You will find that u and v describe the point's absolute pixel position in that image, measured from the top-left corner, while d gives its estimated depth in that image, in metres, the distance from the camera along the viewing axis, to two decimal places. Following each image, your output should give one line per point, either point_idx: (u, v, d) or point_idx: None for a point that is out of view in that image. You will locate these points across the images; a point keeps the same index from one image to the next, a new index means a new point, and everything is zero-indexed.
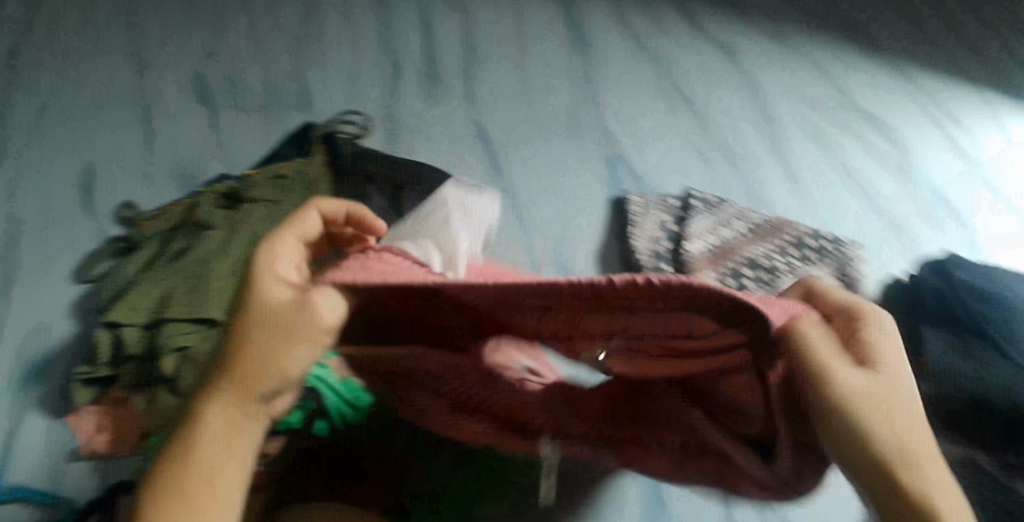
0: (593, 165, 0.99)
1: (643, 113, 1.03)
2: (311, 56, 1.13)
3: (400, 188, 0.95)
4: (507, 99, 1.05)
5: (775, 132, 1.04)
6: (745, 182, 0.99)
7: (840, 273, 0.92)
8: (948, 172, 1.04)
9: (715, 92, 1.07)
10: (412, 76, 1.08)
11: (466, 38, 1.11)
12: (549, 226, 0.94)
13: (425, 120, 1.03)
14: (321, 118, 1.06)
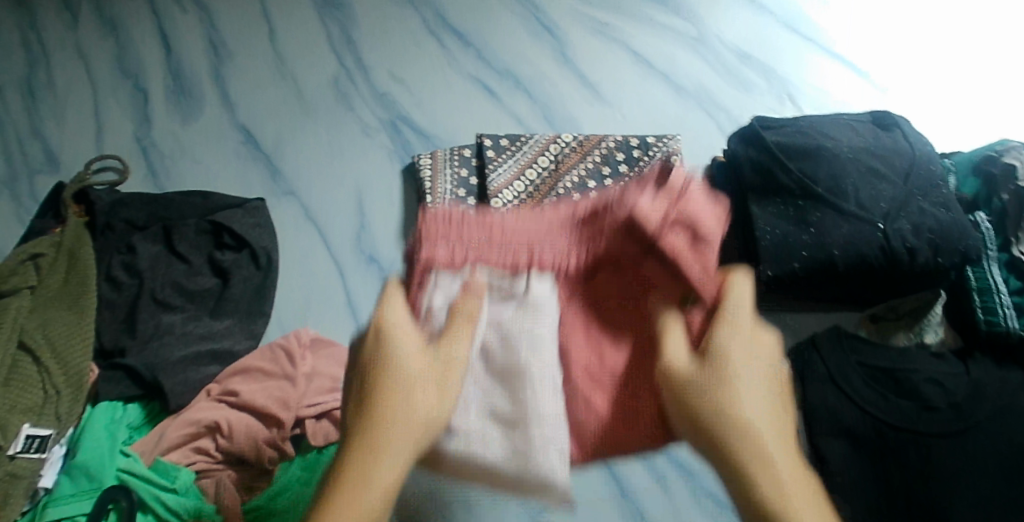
0: (375, 137, 0.93)
1: (413, 63, 0.98)
2: (46, 101, 0.99)
3: (171, 228, 0.86)
4: (268, 91, 0.97)
5: (554, 40, 1.00)
6: (538, 103, 0.96)
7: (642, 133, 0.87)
8: (739, 27, 1.03)
9: (485, 15, 1.02)
10: (161, 97, 0.98)
11: (211, 38, 1.02)
12: (339, 220, 0.88)
13: (184, 142, 0.95)
14: (73, 172, 0.94)
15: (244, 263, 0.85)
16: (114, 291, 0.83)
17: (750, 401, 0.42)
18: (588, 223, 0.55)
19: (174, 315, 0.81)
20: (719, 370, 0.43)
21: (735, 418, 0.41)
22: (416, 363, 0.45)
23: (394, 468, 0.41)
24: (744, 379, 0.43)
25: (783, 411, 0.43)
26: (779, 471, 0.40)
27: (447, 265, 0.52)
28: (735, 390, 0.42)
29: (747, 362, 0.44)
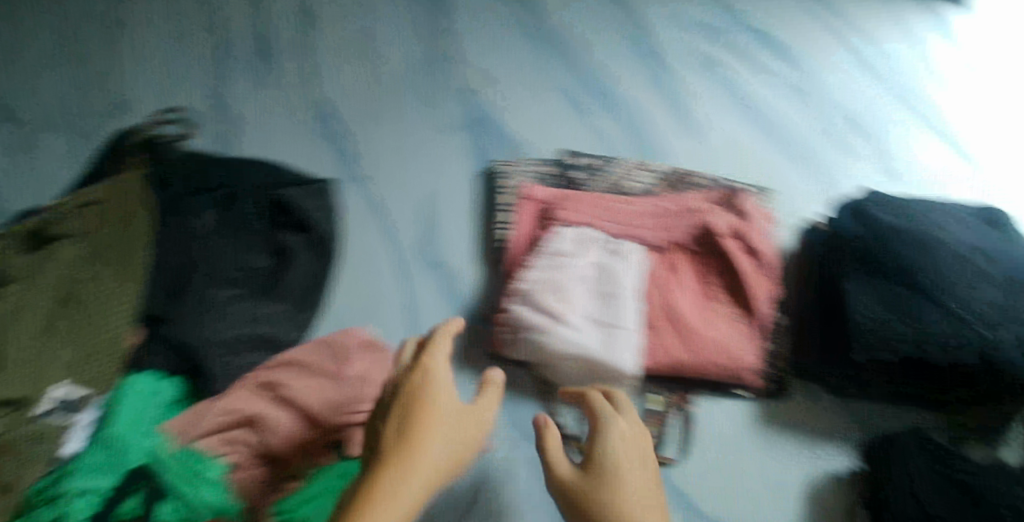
0: (453, 135, 0.87)
1: (505, 62, 0.92)
2: (127, 41, 0.96)
3: (232, 196, 0.82)
4: (350, 67, 0.92)
5: (657, 65, 0.94)
6: (632, 130, 0.89)
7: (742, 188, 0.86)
8: (849, 86, 0.97)
9: (587, 27, 0.96)
10: (243, 57, 0.94)
11: (303, 4, 0.97)
12: (407, 221, 0.83)
13: (255, 106, 0.90)
14: (141, 121, 0.90)
15: (301, 249, 0.80)
16: (162, 252, 0.79)
17: (428, 458, 0.59)
18: (659, 239, 0.81)
19: (221, 289, 0.77)
20: (558, 447, 0.66)
21: (614, 516, 0.59)
22: (441, 459, 0.59)
23: (411, 489, 0.56)
24: (631, 512, 0.59)
25: (418, 492, 0.57)
26: (402, 499, 0.55)
27: (571, 224, 0.80)
28: (621, 499, 0.60)
29: (628, 471, 0.62)
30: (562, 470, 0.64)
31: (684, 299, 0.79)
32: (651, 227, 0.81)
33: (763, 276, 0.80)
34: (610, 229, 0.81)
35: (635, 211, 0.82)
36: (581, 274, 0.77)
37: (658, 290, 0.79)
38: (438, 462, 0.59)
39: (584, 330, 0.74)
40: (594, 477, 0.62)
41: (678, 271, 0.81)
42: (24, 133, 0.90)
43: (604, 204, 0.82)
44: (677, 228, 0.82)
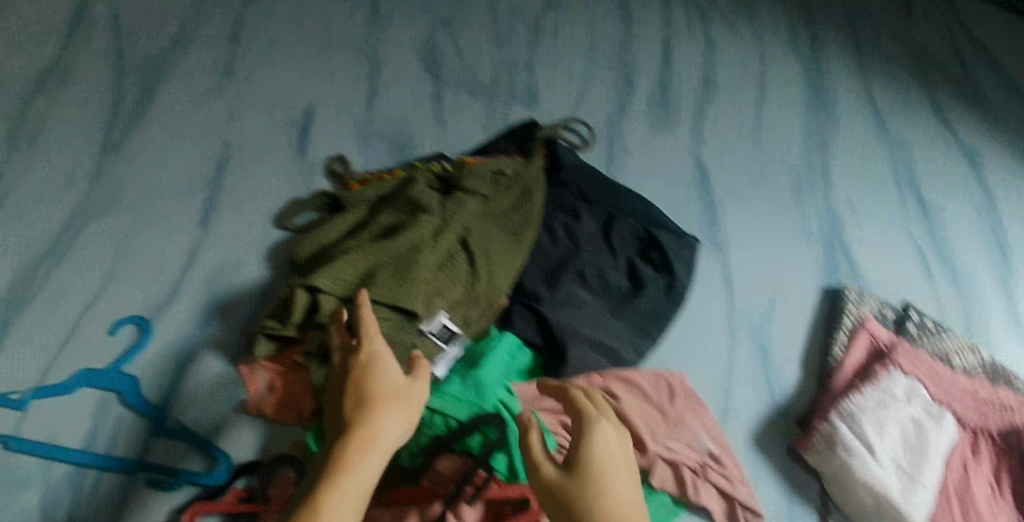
0: (810, 245, 0.95)
1: (872, 201, 1.00)
2: (551, 43, 1.07)
3: (614, 217, 0.91)
4: (737, 147, 1.01)
5: (1003, 258, 1.00)
6: (968, 308, 0.95)
7: None
8: None
9: (948, 200, 1.03)
10: (644, 97, 1.03)
11: (706, 73, 1.07)
12: (750, 302, 0.91)
13: (648, 146, 0.99)
14: (546, 115, 1.00)
15: (658, 285, 0.88)
16: (548, 241, 0.89)
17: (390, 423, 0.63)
18: (972, 421, 0.84)
19: (588, 295, 0.86)
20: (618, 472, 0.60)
21: (603, 517, 0.57)
22: (391, 383, 0.65)
23: (381, 445, 0.61)
24: (617, 511, 0.57)
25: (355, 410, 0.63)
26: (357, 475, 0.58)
27: (899, 369, 0.86)
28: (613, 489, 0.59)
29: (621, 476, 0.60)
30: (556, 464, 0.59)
31: (980, 488, 0.80)
32: (968, 407, 0.85)
33: None
34: (929, 389, 0.85)
35: (958, 386, 0.86)
36: (896, 416, 0.82)
37: (959, 464, 0.81)
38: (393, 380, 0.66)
39: (890, 471, 0.78)
40: (575, 477, 0.58)
41: (980, 459, 0.82)
42: (449, 86, 1.02)
43: (930, 367, 0.87)
44: (992, 420, 0.84)
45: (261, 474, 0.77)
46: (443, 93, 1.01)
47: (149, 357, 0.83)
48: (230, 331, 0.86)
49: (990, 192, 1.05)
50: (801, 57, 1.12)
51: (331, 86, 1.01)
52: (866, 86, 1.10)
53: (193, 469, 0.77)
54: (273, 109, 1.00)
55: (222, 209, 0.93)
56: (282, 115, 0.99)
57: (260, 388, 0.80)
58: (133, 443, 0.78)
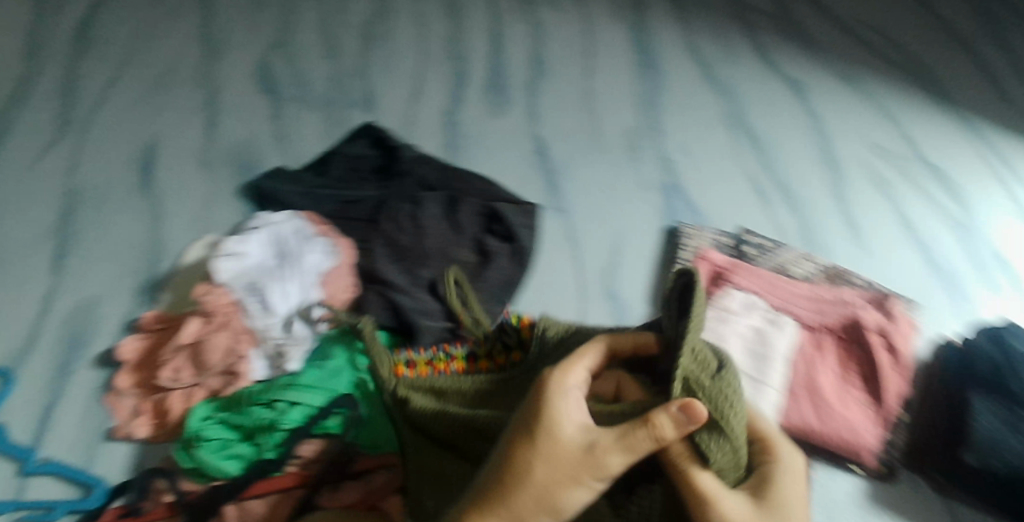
0: (650, 192, 1.00)
1: (702, 142, 1.05)
2: (382, 45, 1.12)
3: (455, 198, 0.96)
4: (569, 112, 1.05)
5: (837, 172, 1.05)
6: (805, 223, 1.00)
7: (892, 295, 0.94)
8: (1007, 230, 1.06)
9: (779, 126, 1.08)
10: (479, 86, 1.07)
11: (536, 51, 1.11)
12: (597, 253, 0.96)
13: (484, 128, 1.04)
14: (382, 114, 1.06)
15: (502, 255, 0.93)
16: (394, 231, 0.94)
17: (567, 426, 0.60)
18: (811, 322, 0.90)
19: (433, 273, 0.91)
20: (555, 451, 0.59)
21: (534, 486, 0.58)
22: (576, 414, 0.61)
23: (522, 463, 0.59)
24: (532, 472, 0.58)
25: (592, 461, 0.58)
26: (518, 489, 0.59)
27: (739, 286, 0.90)
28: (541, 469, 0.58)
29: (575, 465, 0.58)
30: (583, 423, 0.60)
31: (822, 379, 0.87)
32: (807, 309, 0.90)
33: (897, 372, 0.88)
34: (770, 300, 0.90)
35: (796, 293, 0.91)
36: (739, 328, 0.87)
37: (803, 361, 0.88)
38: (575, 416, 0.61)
39: (738, 383, 0.84)
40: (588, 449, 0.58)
41: (824, 355, 0.88)
42: (289, 104, 1.08)
43: (769, 279, 0.92)
44: (829, 317, 0.90)
45: (137, 489, 0.78)
46: (284, 112, 1.07)
47: (12, 402, 0.82)
48: (90, 365, 0.85)
49: (817, 109, 1.10)
50: (624, 17, 1.16)
51: (172, 119, 1.05)
52: (689, 31, 1.16)
53: (69, 499, 0.78)
54: (113, 150, 1.01)
55: (68, 251, 0.92)
56: (123, 153, 1.01)
57: (127, 412, 0.82)
58: (8, 485, 0.78)
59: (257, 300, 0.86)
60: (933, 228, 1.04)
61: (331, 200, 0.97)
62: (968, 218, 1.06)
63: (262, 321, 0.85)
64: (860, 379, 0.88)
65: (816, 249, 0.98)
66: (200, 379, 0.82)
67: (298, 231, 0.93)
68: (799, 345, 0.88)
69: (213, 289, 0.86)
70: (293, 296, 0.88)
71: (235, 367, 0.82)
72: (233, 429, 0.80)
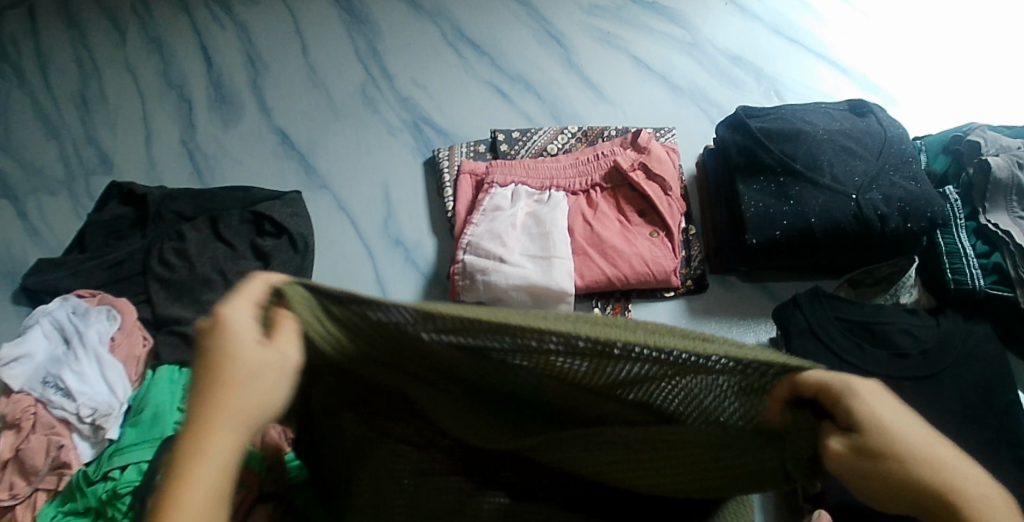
0: (399, 138, 1.05)
1: (433, 71, 1.09)
2: (102, 108, 1.11)
3: (217, 216, 0.96)
4: (302, 97, 1.09)
5: (561, 47, 1.11)
6: (546, 104, 1.06)
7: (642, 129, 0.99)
8: (728, 33, 1.14)
9: (497, 28, 1.13)
10: (204, 105, 1.10)
11: (248, 51, 1.14)
12: (370, 211, 1.00)
13: (225, 144, 1.06)
14: (125, 172, 1.05)
15: (282, 248, 0.94)
16: (166, 271, 0.92)
17: (253, 372, 0.43)
18: (577, 187, 0.94)
19: (220, 295, 0.91)
20: (229, 400, 0.41)
21: (236, 409, 0.42)
22: (251, 347, 0.43)
23: (247, 406, 0.42)
24: (246, 387, 0.42)
25: (270, 397, 0.43)
26: (233, 417, 0.41)
27: (501, 183, 0.94)
28: (232, 418, 0.41)
29: (253, 373, 0.43)
30: (293, 348, 0.46)
31: (605, 232, 0.90)
32: (569, 176, 0.95)
33: (669, 197, 0.92)
34: (533, 183, 0.95)
35: (556, 166, 0.96)
36: (512, 217, 0.91)
37: (583, 223, 0.92)
38: (251, 348, 0.43)
39: (525, 267, 0.86)
40: (231, 363, 0.42)
41: (600, 209, 0.93)
42: (29, 196, 1.04)
43: (528, 165, 0.96)
44: (592, 174, 0.95)
45: None
46: (26, 207, 1.03)
47: None
48: None
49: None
50: None
51: None
52: None
53: None
54: None
55: None
56: None
57: None
58: None
59: (55, 387, 0.80)
60: (662, 57, 1.11)
61: (98, 268, 0.93)
62: (687, 37, 1.14)
63: (62, 406, 0.79)
64: (646, 214, 0.92)
65: (562, 123, 1.05)
66: (36, 483, 0.77)
67: (75, 309, 0.87)
68: (573, 210, 0.93)
69: (7, 400, 0.79)
70: (94, 371, 0.83)
71: (63, 460, 0.78)
72: (83, 515, 0.77)
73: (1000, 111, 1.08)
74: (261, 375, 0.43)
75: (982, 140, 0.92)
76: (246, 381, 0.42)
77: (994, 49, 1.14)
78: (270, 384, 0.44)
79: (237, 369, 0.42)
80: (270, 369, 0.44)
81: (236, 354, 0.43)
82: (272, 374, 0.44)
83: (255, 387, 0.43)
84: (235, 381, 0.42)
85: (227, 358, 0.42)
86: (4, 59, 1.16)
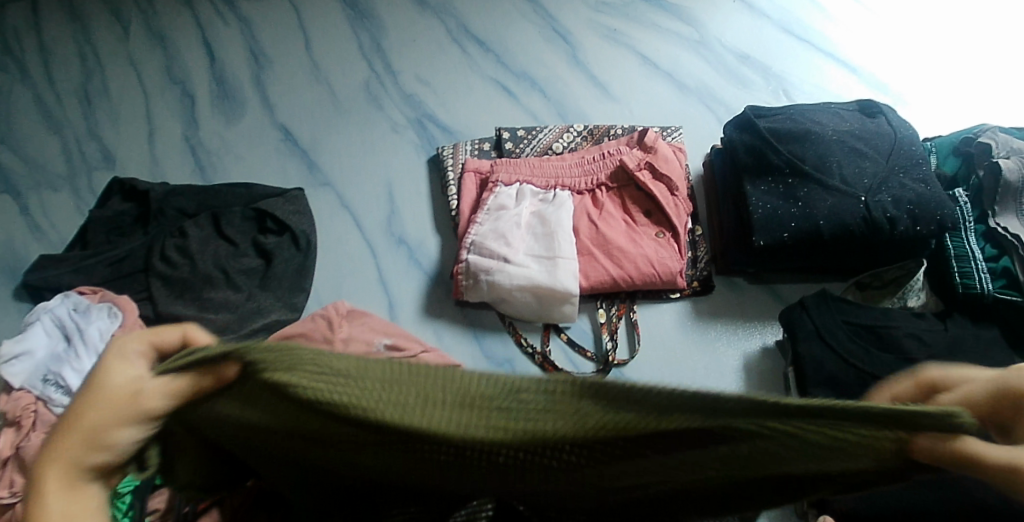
0: (403, 136, 1.04)
1: (438, 67, 1.08)
2: (105, 102, 1.10)
3: (219, 213, 0.95)
4: (305, 93, 1.08)
5: (567, 44, 1.10)
6: (552, 102, 1.05)
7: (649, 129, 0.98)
8: (736, 31, 1.13)
9: (503, 25, 1.12)
10: (207, 100, 1.09)
11: (251, 46, 1.13)
12: (373, 209, 0.99)
13: (228, 140, 1.05)
14: (128, 168, 1.05)
15: (285, 246, 0.93)
16: (168, 268, 0.91)
17: (100, 401, 0.40)
18: (583, 186, 0.93)
19: (221, 293, 0.90)
20: (71, 428, 0.40)
21: (77, 440, 0.40)
22: (118, 379, 0.41)
23: (95, 435, 0.40)
24: (92, 418, 0.40)
25: (114, 430, 0.40)
26: (73, 445, 0.40)
27: (506, 182, 0.93)
28: (73, 447, 0.40)
29: (104, 405, 0.40)
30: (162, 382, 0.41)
31: (611, 233, 0.89)
32: (575, 176, 0.94)
33: (676, 198, 0.91)
34: (538, 182, 0.94)
35: (562, 165, 0.95)
36: (517, 216, 0.90)
37: (588, 223, 0.91)
38: (116, 382, 0.41)
39: (529, 267, 0.86)
40: (92, 390, 0.41)
41: (606, 209, 0.92)
42: (31, 191, 1.04)
43: (534, 163, 0.95)
44: (599, 173, 0.94)
45: None
46: (28, 202, 1.03)
47: None
48: None
49: None
50: None
51: None
52: None
53: None
54: None
55: None
56: None
57: None
58: None
59: (55, 385, 0.80)
60: (669, 55, 1.10)
61: (100, 264, 0.92)
62: (695, 35, 1.12)
63: (63, 405, 0.79)
64: (653, 214, 0.91)
65: (567, 122, 1.04)
66: None
67: (76, 306, 0.86)
68: (578, 210, 0.92)
69: (7, 398, 0.78)
70: None
71: None
72: None
73: (1011, 112, 1.07)
74: (110, 406, 0.40)
75: (993, 142, 0.91)
76: (94, 412, 0.40)
77: (1006, 49, 1.13)
78: (111, 415, 0.40)
79: (93, 398, 0.40)
80: (127, 400, 0.40)
81: (100, 383, 0.41)
82: (125, 404, 0.40)
83: (98, 417, 0.40)
84: (82, 412, 0.40)
85: (91, 388, 0.41)
86: (7, 52, 1.16)
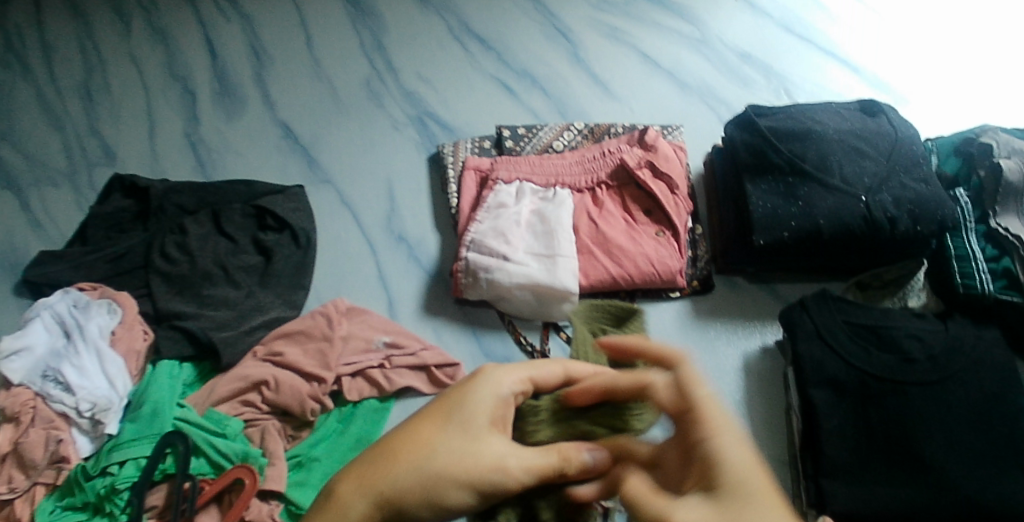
0: (404, 134, 1.04)
1: (439, 65, 1.08)
2: (106, 99, 1.10)
3: (220, 210, 0.95)
4: (307, 90, 1.08)
5: (568, 42, 1.10)
6: (553, 100, 1.05)
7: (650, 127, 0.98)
8: (737, 30, 1.13)
9: (504, 23, 1.12)
10: (208, 98, 1.09)
11: (252, 44, 1.13)
12: (374, 207, 0.99)
13: (229, 137, 1.05)
14: (129, 165, 1.05)
15: (285, 243, 0.93)
16: (168, 265, 0.91)
17: (473, 407, 0.59)
18: (582, 184, 0.93)
19: (221, 289, 0.90)
20: (437, 419, 0.59)
21: (433, 437, 0.58)
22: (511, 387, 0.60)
23: (444, 438, 0.58)
24: (453, 422, 0.59)
25: (467, 430, 0.58)
26: (432, 435, 0.58)
27: (506, 180, 0.93)
28: (433, 436, 0.58)
29: (475, 412, 0.59)
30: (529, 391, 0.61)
31: (611, 231, 0.89)
32: (575, 174, 0.94)
33: (676, 196, 0.91)
34: (537, 180, 0.94)
35: (562, 163, 0.95)
36: (517, 214, 0.90)
37: (588, 221, 0.91)
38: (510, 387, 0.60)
39: (529, 265, 0.86)
40: (475, 388, 0.60)
41: (606, 208, 0.92)
42: (32, 188, 1.04)
43: (535, 161, 0.95)
44: (599, 171, 0.94)
45: None
46: (29, 198, 1.03)
47: None
48: None
49: None
50: None
51: None
52: None
53: None
54: None
55: None
56: None
57: None
58: None
59: (55, 381, 0.80)
60: (670, 54, 1.10)
61: (100, 260, 0.92)
62: (697, 34, 1.12)
63: (61, 400, 0.79)
64: (653, 212, 0.91)
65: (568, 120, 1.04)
66: (35, 477, 0.77)
67: (76, 303, 0.87)
68: (578, 208, 0.92)
69: (6, 393, 0.78)
70: (94, 364, 0.82)
71: (62, 454, 0.78)
72: (81, 510, 0.77)
73: (1012, 113, 1.07)
74: (481, 405, 0.59)
75: (994, 142, 0.91)
76: (454, 414, 0.59)
77: (1007, 49, 1.13)
78: (482, 412, 0.59)
79: (476, 398, 0.59)
80: (500, 395, 0.60)
81: (488, 389, 0.60)
82: (489, 402, 0.59)
83: (463, 416, 0.59)
84: (457, 410, 0.59)
85: (462, 398, 0.60)
86: (7, 49, 1.15)
